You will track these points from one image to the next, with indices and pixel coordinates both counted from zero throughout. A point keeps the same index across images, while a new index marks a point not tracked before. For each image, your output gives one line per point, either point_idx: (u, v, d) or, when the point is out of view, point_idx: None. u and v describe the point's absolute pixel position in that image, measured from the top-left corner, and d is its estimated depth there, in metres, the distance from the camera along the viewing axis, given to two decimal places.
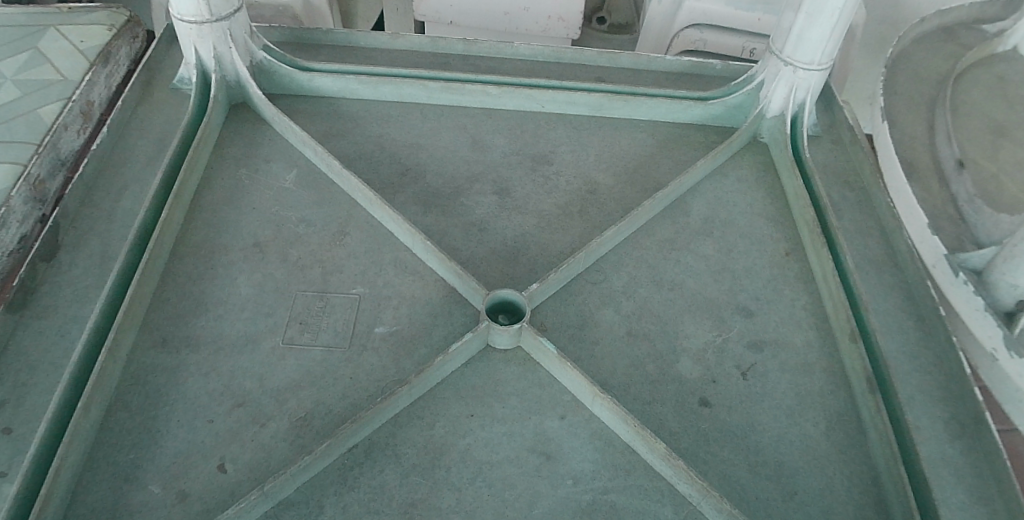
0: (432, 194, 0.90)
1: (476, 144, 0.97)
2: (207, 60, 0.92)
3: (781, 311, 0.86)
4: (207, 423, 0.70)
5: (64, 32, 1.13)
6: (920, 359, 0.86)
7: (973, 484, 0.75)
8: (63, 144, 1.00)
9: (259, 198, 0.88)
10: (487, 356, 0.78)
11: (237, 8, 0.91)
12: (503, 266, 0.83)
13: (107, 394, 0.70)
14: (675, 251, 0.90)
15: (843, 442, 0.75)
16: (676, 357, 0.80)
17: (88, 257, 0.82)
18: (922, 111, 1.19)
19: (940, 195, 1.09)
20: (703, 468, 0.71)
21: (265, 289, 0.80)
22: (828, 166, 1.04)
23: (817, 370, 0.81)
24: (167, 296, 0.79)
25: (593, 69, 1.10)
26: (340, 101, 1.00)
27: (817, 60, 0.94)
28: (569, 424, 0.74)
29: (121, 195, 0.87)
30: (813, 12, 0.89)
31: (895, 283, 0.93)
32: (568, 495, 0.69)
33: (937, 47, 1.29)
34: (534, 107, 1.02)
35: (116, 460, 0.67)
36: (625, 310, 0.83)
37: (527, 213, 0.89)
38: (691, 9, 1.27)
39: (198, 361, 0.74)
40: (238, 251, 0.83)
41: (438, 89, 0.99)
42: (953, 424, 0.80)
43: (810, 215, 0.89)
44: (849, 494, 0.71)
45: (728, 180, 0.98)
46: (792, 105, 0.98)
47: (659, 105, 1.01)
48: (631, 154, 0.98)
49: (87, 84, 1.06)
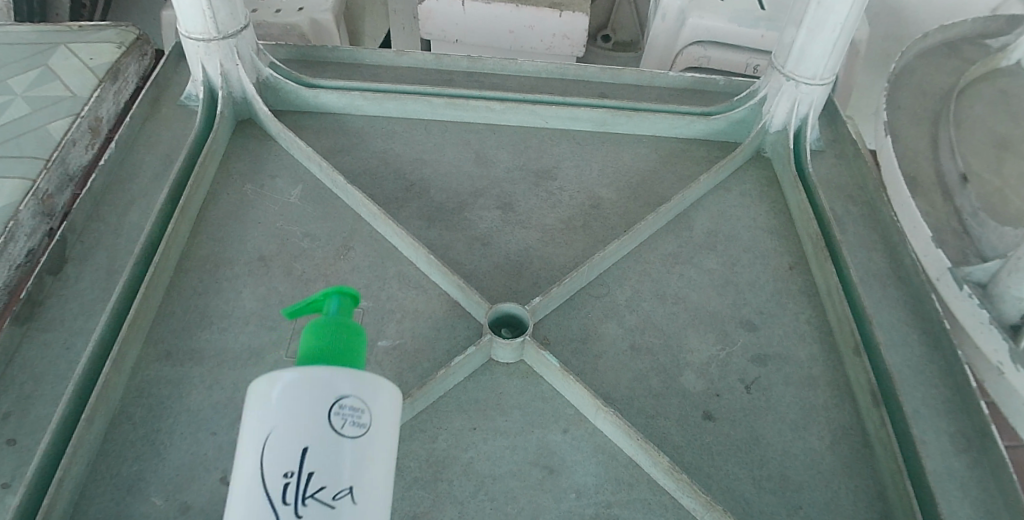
0: (436, 209, 0.91)
1: (480, 160, 0.98)
2: (214, 77, 0.93)
3: (785, 324, 0.85)
4: (210, 436, 0.70)
5: (75, 50, 1.15)
6: (924, 373, 0.85)
7: (980, 500, 0.75)
8: (71, 159, 1.02)
9: (264, 213, 0.89)
10: (490, 370, 0.78)
11: (243, 26, 0.92)
12: (507, 281, 0.83)
13: (111, 406, 0.71)
14: (678, 265, 0.90)
15: (848, 456, 0.75)
16: (680, 370, 0.80)
17: (94, 270, 0.83)
18: (925, 125, 1.18)
19: (944, 209, 1.08)
20: (707, 482, 0.72)
21: (269, 303, 0.81)
22: (832, 181, 1.04)
23: (822, 384, 0.80)
24: (172, 309, 0.80)
25: (597, 85, 1.10)
26: (345, 117, 1.01)
27: (819, 75, 0.93)
28: (572, 437, 0.74)
29: (127, 209, 0.88)
30: (815, 27, 0.88)
31: (900, 297, 0.92)
32: (570, 509, 0.70)
33: (941, 59, 1.28)
34: (538, 122, 1.02)
35: (119, 471, 0.68)
36: (628, 324, 0.83)
37: (530, 228, 0.89)
38: (695, 26, 1.27)
39: (203, 374, 0.75)
40: (243, 265, 0.84)
41: (442, 105, 0.99)
42: (960, 439, 0.80)
43: (814, 229, 0.89)
44: (855, 508, 0.71)
45: (731, 194, 0.98)
46: (794, 120, 0.98)
47: (662, 120, 1.01)
48: (635, 169, 0.99)
49: (96, 100, 1.08)
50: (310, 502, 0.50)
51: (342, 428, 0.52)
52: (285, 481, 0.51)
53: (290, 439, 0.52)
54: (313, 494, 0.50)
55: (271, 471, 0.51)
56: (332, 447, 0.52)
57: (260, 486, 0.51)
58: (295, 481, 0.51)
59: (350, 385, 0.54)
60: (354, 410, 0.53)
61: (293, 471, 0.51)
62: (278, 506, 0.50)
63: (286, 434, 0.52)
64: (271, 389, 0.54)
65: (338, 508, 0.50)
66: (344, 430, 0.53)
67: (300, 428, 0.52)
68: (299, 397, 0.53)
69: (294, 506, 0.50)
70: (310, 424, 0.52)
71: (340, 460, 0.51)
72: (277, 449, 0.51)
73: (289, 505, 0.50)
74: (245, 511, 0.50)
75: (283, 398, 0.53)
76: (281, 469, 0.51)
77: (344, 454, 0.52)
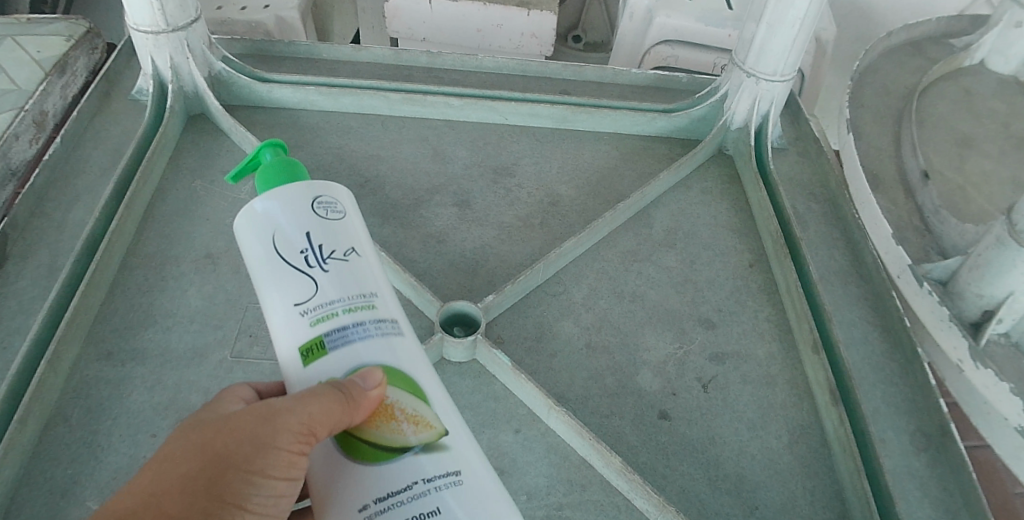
0: (391, 206, 0.89)
1: (437, 156, 0.96)
2: (163, 71, 0.91)
3: (743, 322, 0.84)
4: (150, 438, 0.68)
5: (21, 43, 1.13)
6: (884, 370, 0.85)
7: (941, 499, 0.74)
8: (14, 154, 1.00)
9: (214, 210, 0.87)
10: (441, 369, 0.77)
11: (194, 19, 0.89)
12: (461, 279, 0.82)
13: (46, 408, 0.69)
14: (636, 262, 0.89)
15: (806, 455, 0.74)
16: (636, 369, 0.79)
17: (36, 268, 0.80)
18: (889, 123, 1.18)
19: (907, 206, 1.07)
20: (661, 483, 0.70)
21: (216, 302, 0.79)
22: (794, 178, 1.04)
23: (780, 382, 0.79)
24: (115, 308, 0.77)
25: (559, 82, 1.09)
26: (300, 113, 0.99)
27: (780, 71, 0.91)
28: (524, 438, 0.73)
29: (73, 205, 0.86)
30: (774, 23, 0.86)
31: (861, 294, 0.92)
32: (521, 511, 0.68)
33: (906, 58, 1.28)
34: (497, 119, 1.01)
35: (53, 475, 0.66)
36: (584, 322, 0.82)
37: (487, 225, 0.88)
38: (662, 25, 1.26)
39: (144, 374, 0.73)
40: (189, 263, 0.82)
41: (400, 100, 0.98)
42: (920, 437, 0.79)
43: (773, 227, 0.88)
44: (812, 509, 0.70)
45: (692, 190, 0.98)
46: (755, 117, 0.96)
47: (623, 116, 1.00)
48: (595, 167, 0.97)
49: (41, 94, 1.06)
50: (332, 261, 0.54)
51: (327, 215, 0.56)
52: (303, 255, 0.54)
53: (292, 227, 0.55)
54: (331, 256, 0.54)
55: (286, 254, 0.54)
56: (327, 226, 0.56)
57: (283, 268, 0.54)
58: (311, 254, 0.54)
59: (317, 186, 0.58)
60: (330, 200, 0.57)
61: (305, 247, 0.54)
62: (306, 272, 0.53)
63: (285, 226, 0.55)
64: (250, 211, 0.56)
65: (355, 263, 0.55)
66: (329, 217, 0.57)
67: (294, 220, 0.55)
68: (283, 203, 0.56)
69: (320, 268, 0.54)
70: (301, 215, 0.56)
71: (339, 232, 0.56)
72: (283, 239, 0.55)
73: (315, 268, 0.54)
74: (278, 289, 0.53)
75: (270, 207, 0.56)
76: (295, 249, 0.54)
77: (340, 229, 0.56)
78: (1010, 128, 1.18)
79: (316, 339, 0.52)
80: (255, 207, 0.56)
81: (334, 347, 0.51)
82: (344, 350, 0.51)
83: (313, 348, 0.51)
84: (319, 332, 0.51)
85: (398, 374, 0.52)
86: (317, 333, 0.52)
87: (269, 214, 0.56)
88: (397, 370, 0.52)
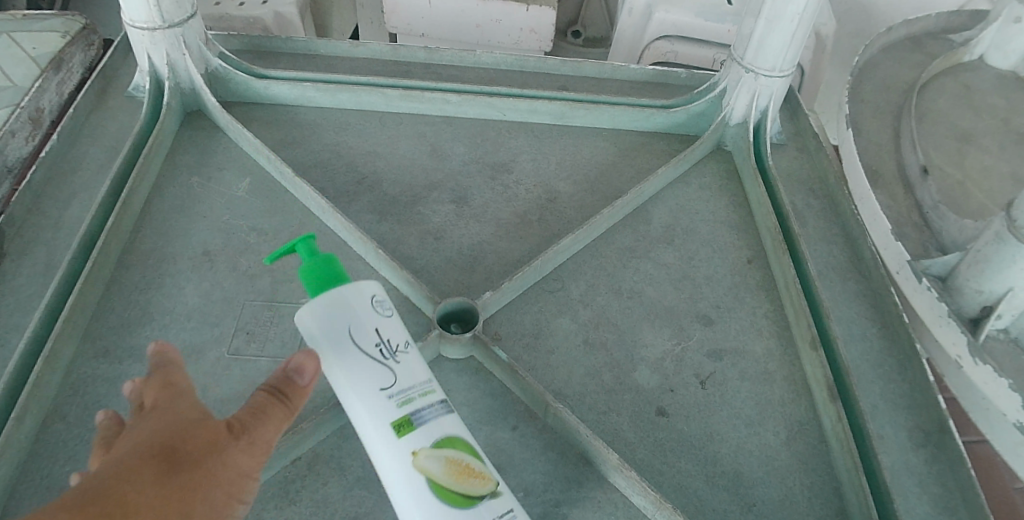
0: (388, 202, 0.89)
1: (435, 152, 0.96)
2: (160, 67, 0.91)
3: (741, 319, 0.84)
4: None
5: (18, 39, 1.12)
6: (882, 366, 0.85)
7: (939, 495, 0.74)
8: (11, 151, 0.99)
9: (211, 207, 0.87)
10: (439, 366, 0.76)
11: (190, 15, 0.89)
12: (459, 275, 0.82)
13: (43, 405, 0.69)
14: (634, 258, 0.88)
15: (804, 452, 0.74)
16: (633, 365, 0.79)
17: (33, 265, 0.80)
18: (889, 119, 1.18)
19: (906, 202, 1.07)
20: (659, 479, 0.70)
21: (213, 299, 0.79)
22: (792, 174, 1.04)
23: (778, 379, 0.79)
24: (112, 305, 0.77)
25: (558, 78, 1.09)
26: (297, 109, 0.99)
27: (779, 67, 0.91)
28: (521, 434, 0.73)
29: (70, 202, 0.86)
30: (773, 18, 0.86)
31: (859, 290, 0.92)
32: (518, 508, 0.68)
33: (906, 54, 1.28)
34: (496, 115, 1.01)
35: (50, 472, 0.66)
36: (582, 319, 0.82)
37: (485, 222, 0.88)
38: (661, 20, 1.26)
39: (141, 371, 0.73)
40: (186, 260, 0.82)
41: (397, 96, 0.97)
42: (919, 434, 0.79)
43: (772, 222, 0.88)
44: (810, 505, 0.70)
45: (691, 186, 0.97)
46: (754, 112, 0.96)
47: (621, 112, 0.99)
48: (593, 163, 0.97)
49: (37, 91, 1.06)
50: (402, 354, 0.61)
51: (385, 313, 0.63)
52: (378, 348, 0.60)
53: (366, 324, 0.61)
54: (399, 350, 0.61)
55: (363, 348, 0.60)
56: (388, 321, 0.62)
57: (364, 359, 0.59)
58: (384, 347, 0.60)
59: (372, 287, 0.64)
60: (384, 299, 0.64)
61: (379, 341, 0.60)
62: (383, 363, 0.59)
63: (357, 322, 0.61)
64: (315, 312, 0.61)
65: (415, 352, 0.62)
66: (386, 314, 0.63)
67: (365, 317, 0.61)
68: (351, 301, 0.62)
69: (393, 359, 0.60)
70: (366, 313, 0.62)
71: (396, 326, 0.63)
72: (358, 334, 0.60)
73: (390, 360, 0.60)
74: (359, 377, 0.58)
75: (340, 307, 0.61)
76: (371, 344, 0.60)
77: (396, 323, 0.63)
78: (1010, 123, 1.18)
79: (405, 417, 0.57)
80: (318, 307, 0.61)
81: (421, 422, 0.57)
82: (428, 424, 0.57)
83: (403, 425, 0.57)
84: (407, 411, 0.57)
85: (457, 439, 0.58)
86: (405, 412, 0.57)
87: (336, 312, 0.61)
88: (456, 436, 0.58)
